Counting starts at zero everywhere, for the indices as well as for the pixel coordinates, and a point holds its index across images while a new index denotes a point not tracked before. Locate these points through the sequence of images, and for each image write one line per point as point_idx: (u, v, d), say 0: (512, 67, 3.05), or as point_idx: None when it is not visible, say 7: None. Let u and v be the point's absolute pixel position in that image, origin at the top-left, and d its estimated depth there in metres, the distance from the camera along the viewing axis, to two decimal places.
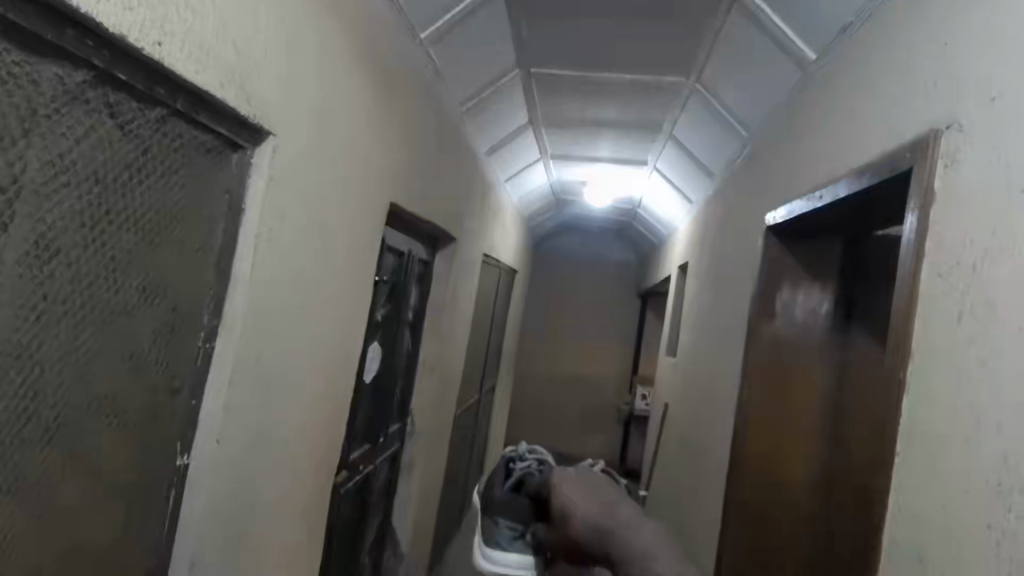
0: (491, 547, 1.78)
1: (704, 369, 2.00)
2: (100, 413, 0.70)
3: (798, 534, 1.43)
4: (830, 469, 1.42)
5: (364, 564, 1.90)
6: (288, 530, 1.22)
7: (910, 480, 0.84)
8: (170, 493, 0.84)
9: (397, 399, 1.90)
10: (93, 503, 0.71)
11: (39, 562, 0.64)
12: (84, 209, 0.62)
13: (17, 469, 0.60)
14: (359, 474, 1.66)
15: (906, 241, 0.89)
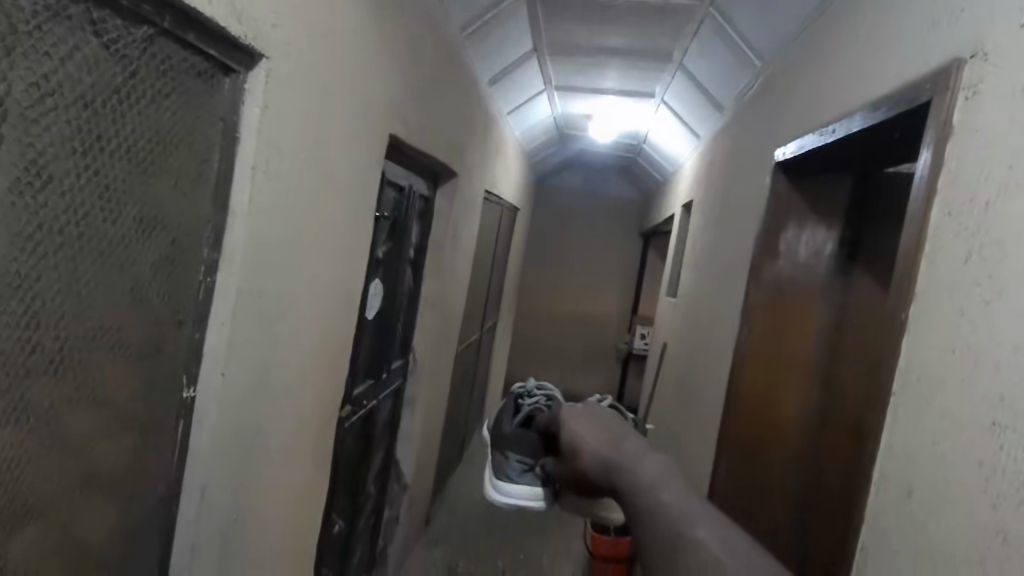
0: (503, 481, 1.73)
1: (704, 309, 2.02)
2: (103, 346, 0.70)
3: (786, 473, 1.47)
4: (830, 413, 1.42)
5: (368, 493, 1.96)
6: (294, 462, 1.25)
7: (900, 424, 0.86)
8: (179, 424, 0.86)
9: (400, 336, 1.92)
10: (100, 432, 0.72)
11: (50, 489, 0.66)
12: (73, 134, 0.60)
13: (28, 399, 0.61)
14: (364, 408, 1.70)
15: (918, 179, 0.87)
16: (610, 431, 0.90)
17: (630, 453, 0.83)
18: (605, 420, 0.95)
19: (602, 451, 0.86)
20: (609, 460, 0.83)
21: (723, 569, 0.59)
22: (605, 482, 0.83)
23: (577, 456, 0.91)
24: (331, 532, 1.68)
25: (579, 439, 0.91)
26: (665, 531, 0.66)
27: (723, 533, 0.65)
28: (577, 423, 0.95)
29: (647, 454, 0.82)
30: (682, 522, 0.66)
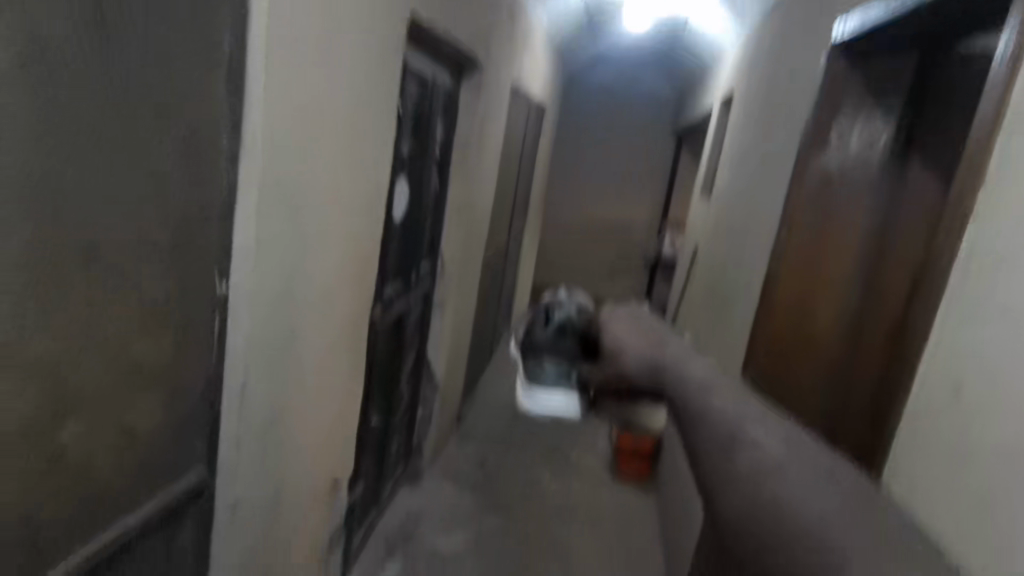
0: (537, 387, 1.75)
1: (740, 206, 1.95)
2: (133, 239, 0.69)
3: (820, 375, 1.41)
4: (861, 318, 1.34)
5: (402, 391, 2.03)
6: (329, 358, 1.27)
7: (955, 318, 0.82)
8: (215, 320, 0.86)
9: (427, 239, 1.90)
10: (139, 326, 0.73)
11: (94, 378, 0.67)
12: (74, 6, 0.55)
13: (64, 289, 0.61)
14: (395, 310, 1.71)
15: (1000, 48, 0.78)
16: (651, 336, 0.85)
17: (673, 355, 0.76)
18: (653, 336, 0.87)
19: (645, 353, 0.80)
20: (654, 362, 0.76)
21: (783, 473, 0.45)
22: (647, 383, 0.76)
23: (618, 359, 0.84)
24: (368, 425, 1.76)
25: (627, 356, 0.83)
26: (714, 431, 0.53)
27: (783, 434, 0.51)
28: (620, 329, 0.91)
29: (692, 358, 0.75)
30: (738, 420, 0.54)
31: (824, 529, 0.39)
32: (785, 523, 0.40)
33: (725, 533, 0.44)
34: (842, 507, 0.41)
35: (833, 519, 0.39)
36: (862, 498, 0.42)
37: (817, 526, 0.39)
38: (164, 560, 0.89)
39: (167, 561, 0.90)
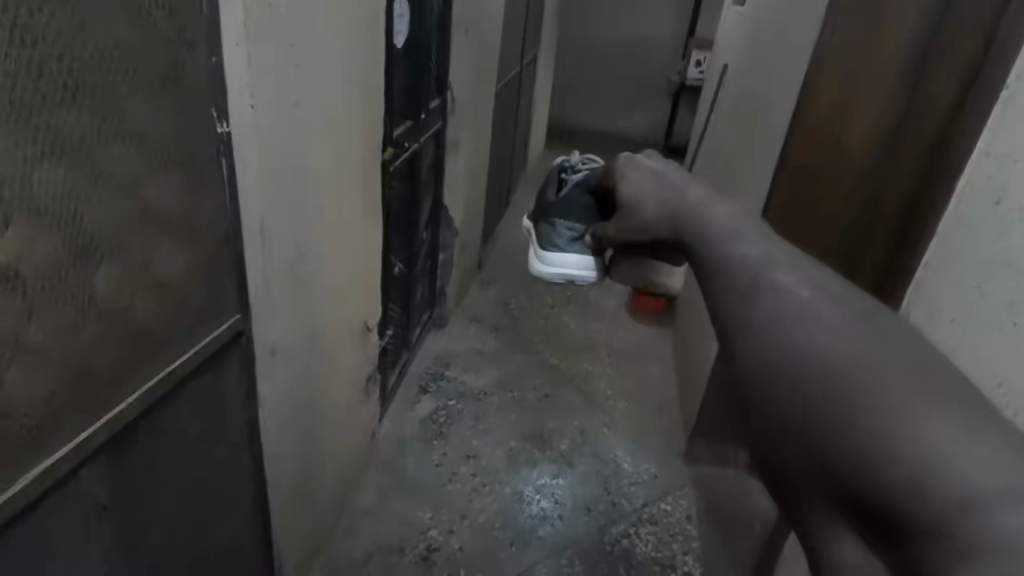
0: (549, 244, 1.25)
1: (779, 13, 1.76)
2: (118, 73, 0.64)
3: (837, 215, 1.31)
4: (897, 142, 1.18)
5: (422, 237, 2.03)
6: (345, 199, 1.25)
7: None
8: (222, 161, 0.83)
9: (433, 71, 1.77)
10: (142, 167, 0.70)
11: (106, 220, 0.66)
12: None
13: (53, 126, 0.58)
14: (407, 151, 1.65)
15: None
16: (672, 178, 0.67)
17: (698, 201, 0.60)
18: (663, 162, 0.73)
19: (665, 205, 0.64)
20: (677, 213, 0.61)
21: (816, 322, 0.42)
22: (670, 236, 0.63)
23: (638, 211, 0.71)
24: (391, 272, 1.79)
25: (636, 193, 0.71)
26: (731, 277, 0.48)
27: (809, 271, 0.47)
28: (635, 176, 0.74)
29: (722, 199, 0.59)
30: (763, 262, 0.48)
31: (866, 392, 0.38)
32: (814, 387, 0.40)
33: (754, 393, 0.44)
34: (877, 355, 0.40)
35: (874, 375, 0.38)
36: (896, 340, 0.40)
37: (860, 388, 0.38)
38: (215, 397, 0.95)
39: (217, 397, 0.96)
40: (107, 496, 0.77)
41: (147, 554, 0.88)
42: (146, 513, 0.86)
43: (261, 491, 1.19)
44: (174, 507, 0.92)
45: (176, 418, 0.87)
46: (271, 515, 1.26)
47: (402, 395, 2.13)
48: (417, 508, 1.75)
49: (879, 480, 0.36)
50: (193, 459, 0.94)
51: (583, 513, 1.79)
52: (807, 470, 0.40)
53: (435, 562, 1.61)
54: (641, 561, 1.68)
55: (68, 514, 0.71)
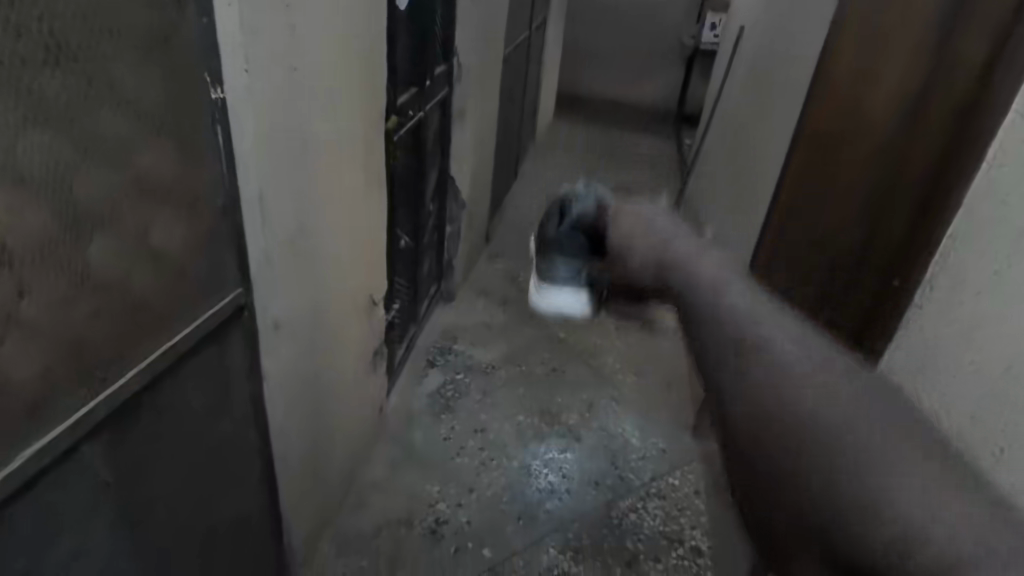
0: None
1: None
2: (103, 34, 0.61)
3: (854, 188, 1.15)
4: (924, 102, 1.02)
5: (429, 209, 2.00)
6: (347, 170, 1.21)
7: None
8: (217, 130, 0.80)
9: (439, 36, 1.71)
10: (133, 136, 0.67)
11: (98, 189, 0.64)
12: None
13: (36, 89, 0.55)
14: (411, 120, 1.61)
15: None
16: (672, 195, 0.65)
17: None
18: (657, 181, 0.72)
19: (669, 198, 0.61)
20: None
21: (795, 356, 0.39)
22: None
23: None
24: (396, 245, 1.76)
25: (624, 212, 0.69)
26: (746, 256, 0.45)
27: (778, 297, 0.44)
28: None
29: None
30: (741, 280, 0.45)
31: (854, 428, 0.35)
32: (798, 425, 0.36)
33: (741, 437, 0.38)
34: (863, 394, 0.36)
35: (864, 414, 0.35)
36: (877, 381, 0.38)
37: (847, 427, 0.35)
38: (220, 371, 0.94)
39: (222, 371, 0.95)
40: (111, 472, 0.76)
41: (154, 530, 0.88)
42: (151, 489, 0.85)
43: (268, 465, 1.18)
44: (181, 484, 0.92)
45: (181, 393, 0.86)
46: (279, 490, 1.26)
47: (410, 369, 2.13)
48: (425, 481, 1.75)
49: (869, 540, 0.33)
50: (198, 434, 0.93)
51: (591, 488, 1.79)
52: (794, 521, 0.36)
53: (444, 535, 1.62)
54: (649, 535, 1.68)
55: (71, 488, 0.70)
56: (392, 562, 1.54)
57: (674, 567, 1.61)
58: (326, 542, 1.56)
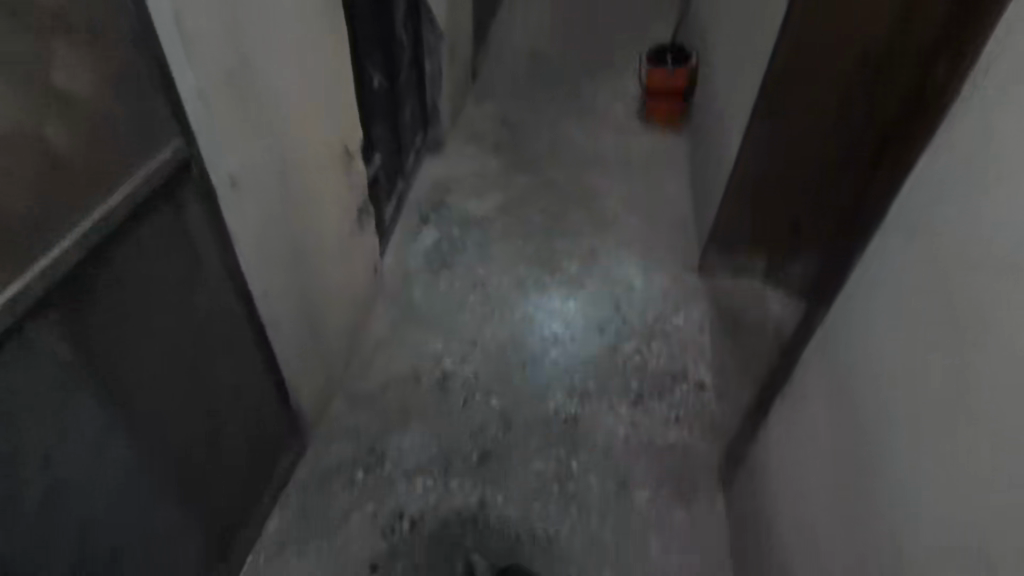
0: None
1: None
2: None
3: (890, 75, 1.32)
4: None
5: (402, 44, 1.78)
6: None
7: None
8: None
9: None
10: None
11: None
12: None
13: None
14: None
15: None
16: None
17: None
18: None
19: None
20: None
21: None
22: None
23: None
24: (369, 87, 1.59)
25: None
26: None
27: None
28: None
29: None
30: None
31: None
32: None
33: None
34: None
35: None
36: None
37: None
38: (179, 239, 0.89)
39: (183, 239, 0.90)
40: (72, 346, 0.77)
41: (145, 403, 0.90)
42: (137, 363, 0.86)
43: (262, 335, 1.15)
44: (168, 357, 0.92)
45: (136, 265, 0.83)
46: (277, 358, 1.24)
47: (403, 227, 2.03)
48: (429, 338, 1.74)
49: None
50: (173, 306, 0.91)
51: (595, 334, 1.77)
52: None
53: (451, 388, 1.63)
54: (655, 374, 1.69)
55: (31, 364, 0.73)
56: (403, 416, 1.56)
57: (681, 402, 1.63)
58: (338, 403, 1.58)
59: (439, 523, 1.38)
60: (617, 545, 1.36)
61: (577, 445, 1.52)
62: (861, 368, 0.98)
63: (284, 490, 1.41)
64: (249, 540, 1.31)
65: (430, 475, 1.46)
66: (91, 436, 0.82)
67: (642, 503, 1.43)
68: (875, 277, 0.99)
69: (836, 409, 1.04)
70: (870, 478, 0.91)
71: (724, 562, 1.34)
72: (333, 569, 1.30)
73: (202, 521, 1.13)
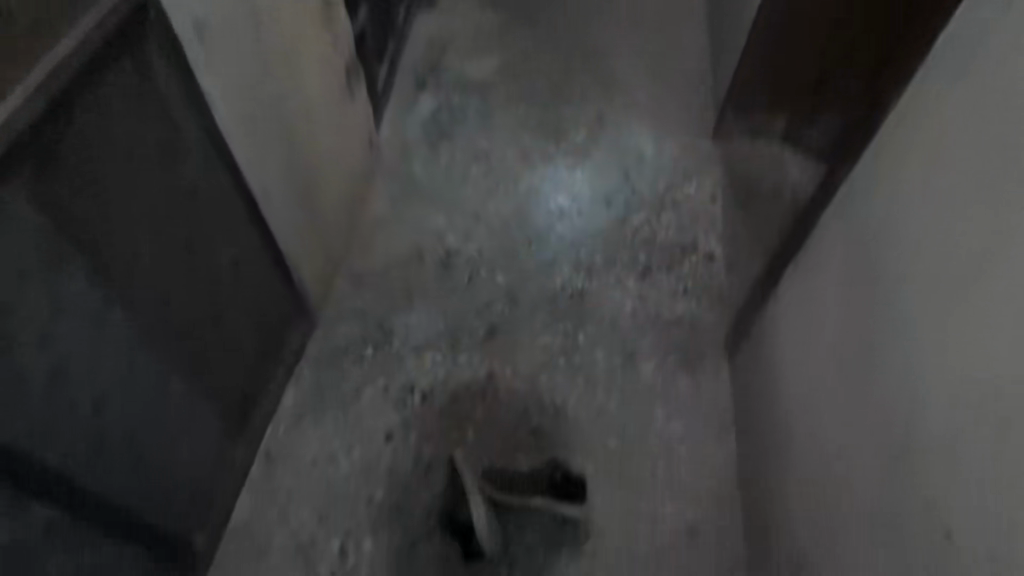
0: None
1: None
2: None
3: None
4: None
5: None
6: None
7: None
8: None
9: None
10: None
11: None
12: None
13: None
14: None
15: None
16: None
17: None
18: None
19: None
20: None
21: None
22: None
23: None
24: None
25: None
26: None
27: None
28: None
29: None
30: None
31: None
32: None
33: None
34: None
35: None
36: None
37: None
38: (146, 97, 0.90)
39: (148, 99, 0.90)
40: (52, 209, 0.79)
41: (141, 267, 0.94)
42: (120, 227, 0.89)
43: (255, 207, 1.16)
44: (153, 221, 0.95)
45: (105, 125, 0.84)
46: (275, 233, 1.25)
47: (397, 95, 1.89)
48: (431, 214, 1.68)
49: None
50: (150, 170, 0.93)
51: (602, 206, 1.71)
52: None
53: (456, 265, 1.60)
54: (664, 246, 1.65)
55: (15, 226, 0.75)
56: (409, 293, 1.55)
57: (689, 275, 1.60)
58: (342, 283, 1.56)
59: (449, 396, 1.41)
60: (623, 412, 1.40)
61: (584, 319, 1.52)
62: (873, 236, 0.96)
63: (297, 365, 1.44)
64: (268, 409, 1.36)
65: (438, 351, 1.47)
66: (87, 301, 0.86)
67: (648, 374, 1.45)
68: (904, 141, 0.92)
69: (845, 280, 1.03)
70: (877, 345, 0.91)
71: (727, 425, 1.39)
72: (350, 439, 1.36)
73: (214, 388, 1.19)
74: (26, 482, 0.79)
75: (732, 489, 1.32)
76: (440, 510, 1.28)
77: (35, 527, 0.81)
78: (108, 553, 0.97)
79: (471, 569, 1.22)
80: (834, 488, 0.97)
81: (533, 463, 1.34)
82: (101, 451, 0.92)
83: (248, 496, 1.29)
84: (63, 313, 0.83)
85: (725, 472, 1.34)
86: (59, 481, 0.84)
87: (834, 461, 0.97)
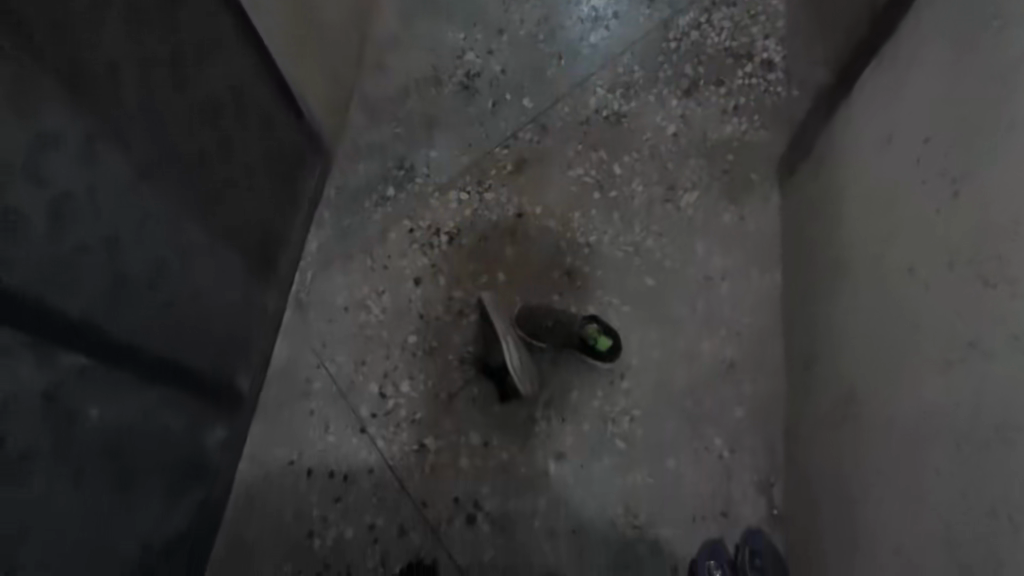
0: None
1: None
2: None
3: None
4: None
5: None
6: None
7: None
8: None
9: None
10: None
11: None
12: None
13: None
14: None
15: None
16: None
17: None
18: None
19: None
20: None
21: None
22: None
23: None
24: None
25: None
26: None
27: None
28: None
29: None
30: None
31: None
32: None
33: None
34: None
35: None
36: None
37: None
38: None
39: None
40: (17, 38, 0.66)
41: (131, 103, 0.83)
42: (95, 55, 0.75)
43: (244, 27, 1.02)
44: (136, 50, 0.81)
45: None
46: (272, 53, 1.11)
47: None
48: (448, 28, 1.47)
49: None
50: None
51: (644, 7, 1.46)
52: None
53: (477, 90, 1.43)
54: (713, 54, 1.42)
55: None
56: (429, 124, 1.41)
57: (741, 89, 1.40)
58: (355, 116, 1.42)
59: (477, 238, 1.34)
60: (661, 250, 1.32)
61: (621, 148, 1.38)
62: (985, 28, 0.77)
63: (316, 211, 1.37)
64: (292, 257, 1.33)
65: (463, 189, 1.37)
66: (74, 155, 0.76)
67: (689, 207, 1.34)
68: None
69: (938, 90, 0.86)
70: (977, 168, 0.77)
71: (774, 260, 1.30)
72: (379, 284, 1.33)
73: (237, 237, 1.14)
74: (45, 329, 0.77)
75: (774, 325, 1.27)
76: (474, 353, 1.29)
77: (66, 372, 0.81)
78: (151, 395, 0.98)
79: (507, 407, 1.26)
80: (894, 332, 0.90)
81: (567, 305, 1.30)
82: (122, 295, 0.88)
83: (285, 342, 1.31)
84: (46, 157, 0.73)
85: (767, 309, 1.28)
86: (80, 326, 0.82)
87: (901, 300, 0.89)
